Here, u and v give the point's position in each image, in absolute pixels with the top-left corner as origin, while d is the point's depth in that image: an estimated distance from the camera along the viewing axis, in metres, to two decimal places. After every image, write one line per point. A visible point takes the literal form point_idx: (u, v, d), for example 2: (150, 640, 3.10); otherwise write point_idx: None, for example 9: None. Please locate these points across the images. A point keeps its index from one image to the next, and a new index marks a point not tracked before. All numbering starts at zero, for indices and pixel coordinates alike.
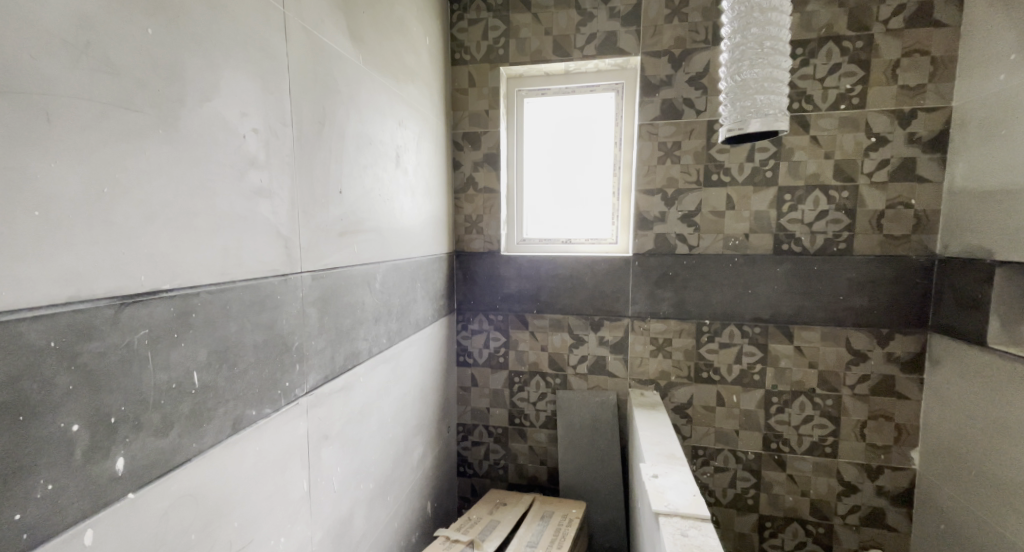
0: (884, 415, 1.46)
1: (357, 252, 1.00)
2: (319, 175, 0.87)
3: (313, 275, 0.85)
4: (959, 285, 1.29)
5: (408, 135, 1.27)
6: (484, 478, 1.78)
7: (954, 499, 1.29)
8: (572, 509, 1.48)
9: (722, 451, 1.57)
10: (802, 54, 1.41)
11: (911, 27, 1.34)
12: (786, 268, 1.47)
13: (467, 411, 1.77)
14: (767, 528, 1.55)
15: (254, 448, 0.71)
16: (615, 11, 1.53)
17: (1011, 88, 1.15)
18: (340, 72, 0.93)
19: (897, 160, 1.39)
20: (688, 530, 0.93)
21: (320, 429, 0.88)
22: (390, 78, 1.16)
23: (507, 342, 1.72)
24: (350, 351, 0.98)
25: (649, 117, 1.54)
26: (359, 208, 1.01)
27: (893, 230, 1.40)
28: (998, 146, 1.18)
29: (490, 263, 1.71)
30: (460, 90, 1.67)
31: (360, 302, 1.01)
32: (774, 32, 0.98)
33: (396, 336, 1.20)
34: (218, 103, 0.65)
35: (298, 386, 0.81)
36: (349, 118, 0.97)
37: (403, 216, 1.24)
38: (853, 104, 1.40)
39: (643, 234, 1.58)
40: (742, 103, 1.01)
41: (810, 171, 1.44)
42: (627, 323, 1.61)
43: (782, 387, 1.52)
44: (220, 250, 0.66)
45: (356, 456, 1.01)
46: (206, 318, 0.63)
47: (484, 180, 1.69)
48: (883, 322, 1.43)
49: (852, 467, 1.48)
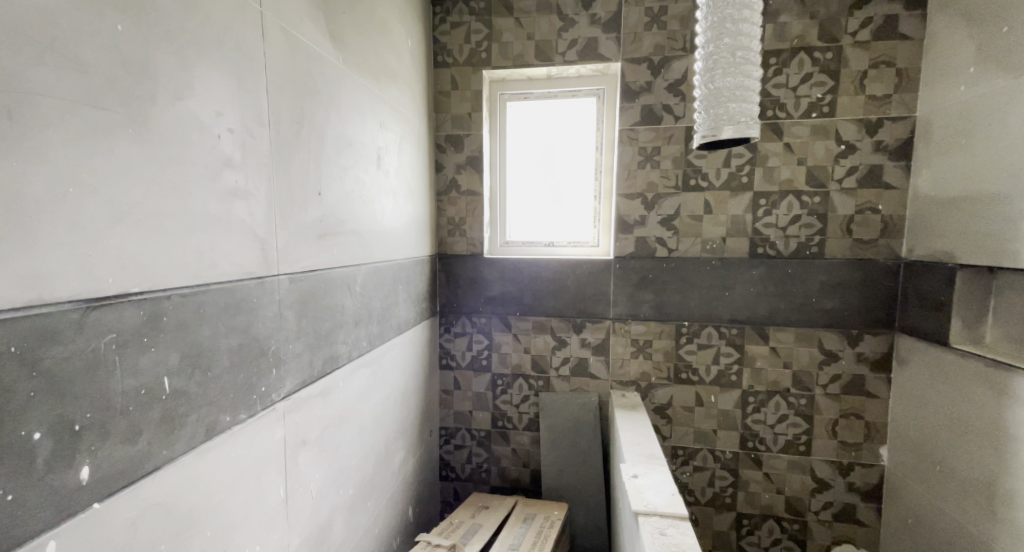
0: (855, 413, 1.50)
1: (336, 255, 0.99)
2: (297, 176, 0.86)
3: (291, 277, 0.84)
4: (923, 287, 1.34)
5: (389, 137, 1.27)
6: (467, 482, 1.77)
7: (921, 494, 1.33)
8: (554, 511, 1.49)
9: (701, 450, 1.60)
10: (776, 63, 1.45)
11: (878, 39, 1.40)
12: (762, 271, 1.51)
13: (449, 415, 1.77)
14: (744, 526, 1.58)
15: (228, 454, 0.70)
16: (597, 17, 1.55)
17: (971, 98, 1.21)
18: (320, 73, 0.93)
19: (865, 167, 1.44)
20: (667, 529, 0.94)
21: (297, 434, 0.86)
22: (372, 80, 1.15)
23: (490, 344, 1.72)
24: (330, 355, 0.96)
25: (629, 123, 1.56)
26: (338, 210, 1.00)
27: (862, 234, 1.45)
28: (960, 154, 1.24)
29: (473, 265, 1.70)
30: (443, 92, 1.66)
31: (340, 305, 1.00)
32: (746, 42, 1.01)
33: (377, 340, 1.19)
34: (192, 102, 0.64)
35: (275, 391, 0.80)
36: (329, 119, 0.96)
37: (384, 218, 1.24)
38: (824, 112, 1.44)
39: (624, 238, 1.60)
40: (715, 111, 1.04)
41: (784, 176, 1.48)
42: (609, 325, 1.63)
43: (758, 387, 1.55)
44: (194, 252, 0.64)
45: (335, 462, 0.99)
46: (178, 322, 0.62)
47: (467, 183, 1.69)
48: (854, 323, 1.47)
49: (825, 465, 1.53)
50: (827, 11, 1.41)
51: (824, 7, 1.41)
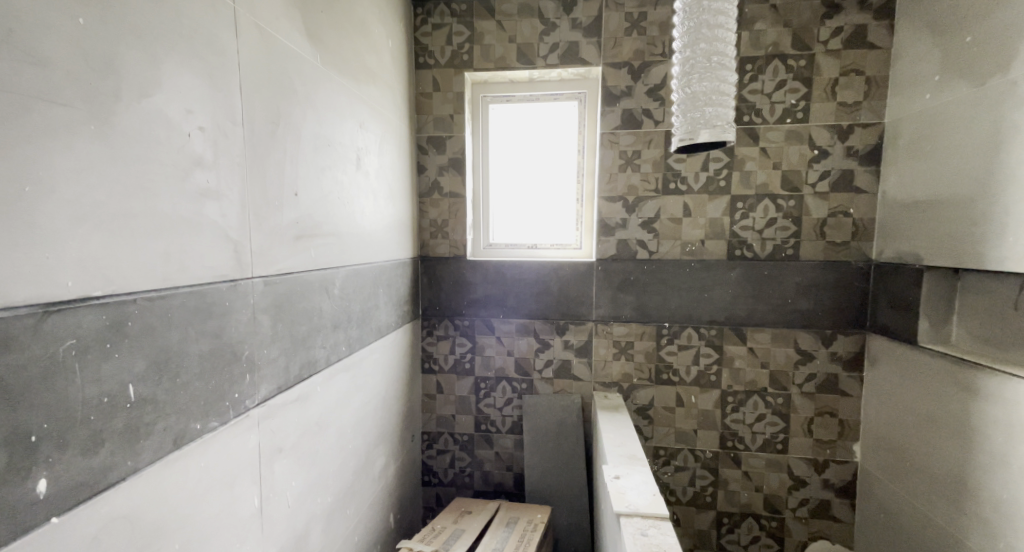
0: (829, 411, 1.54)
1: (313, 257, 0.97)
2: (272, 176, 0.84)
3: (265, 281, 0.82)
4: (893, 288, 1.39)
5: (369, 137, 1.25)
6: (449, 487, 1.76)
7: (893, 489, 1.37)
8: (537, 514, 1.48)
9: (682, 450, 1.62)
10: (752, 70, 1.49)
11: (849, 48, 1.44)
12: (740, 273, 1.54)
13: (431, 419, 1.75)
14: (724, 524, 1.60)
15: (199, 464, 0.68)
16: (578, 21, 1.56)
17: (935, 106, 1.25)
18: (297, 71, 0.91)
19: (838, 171, 1.48)
20: (648, 529, 0.95)
21: (272, 442, 0.84)
22: (351, 80, 1.14)
23: (472, 347, 1.71)
24: (307, 360, 0.94)
25: (610, 126, 1.58)
26: (316, 211, 0.98)
27: (835, 237, 1.49)
28: (926, 160, 1.28)
29: (455, 268, 1.69)
30: (424, 93, 1.65)
31: (318, 309, 0.98)
32: (721, 48, 1.03)
33: (356, 344, 1.17)
34: (159, 99, 0.62)
35: (248, 397, 0.78)
36: (305, 119, 0.94)
37: (364, 220, 1.22)
38: (798, 118, 1.48)
39: (606, 240, 1.61)
40: (691, 115, 1.06)
41: (760, 180, 1.52)
42: (591, 327, 1.64)
43: (736, 387, 1.58)
44: (162, 254, 0.62)
45: (313, 469, 0.97)
46: (144, 327, 0.59)
47: (449, 185, 1.68)
48: (828, 323, 1.51)
49: (801, 462, 1.56)
50: (800, 19, 1.45)
51: (798, 16, 1.45)
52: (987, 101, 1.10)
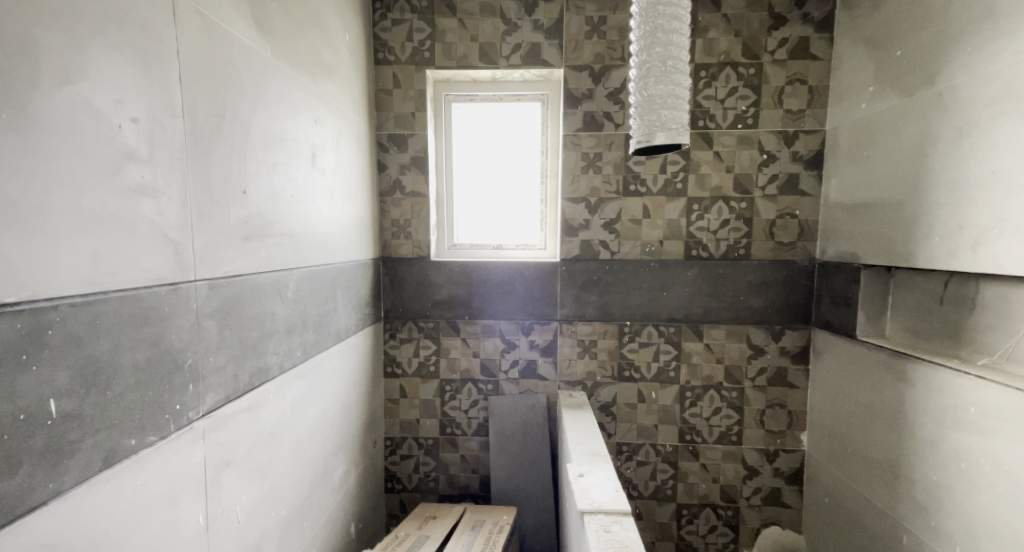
0: (779, 403, 1.62)
1: (264, 258, 0.92)
2: (217, 173, 0.79)
3: (210, 283, 0.77)
4: (834, 286, 1.47)
5: (325, 134, 1.20)
6: (414, 492, 1.72)
7: (837, 475, 1.45)
8: (502, 516, 1.48)
9: (644, 445, 1.65)
10: (706, 76, 1.54)
11: (794, 58, 1.52)
12: (697, 272, 1.59)
13: (395, 424, 1.71)
14: (684, 516, 1.65)
15: (135, 483, 0.63)
16: (539, 23, 1.56)
17: (870, 115, 1.34)
18: (244, 63, 0.86)
19: (785, 175, 1.55)
20: (611, 526, 0.96)
21: (219, 454, 0.79)
22: (305, 74, 1.09)
23: (437, 349, 1.68)
24: (258, 367, 0.90)
25: (572, 128, 1.59)
26: (267, 210, 0.93)
27: (783, 237, 1.57)
28: (862, 165, 1.37)
29: (418, 269, 1.66)
30: (384, 90, 1.61)
31: (269, 313, 0.93)
32: (675, 52, 1.06)
33: (313, 349, 1.13)
34: (86, 87, 0.57)
35: (192, 408, 0.73)
36: (254, 113, 0.89)
37: (320, 219, 1.17)
38: (748, 123, 1.55)
39: (570, 240, 1.63)
40: (649, 117, 1.08)
41: (714, 183, 1.57)
42: (556, 326, 1.65)
43: (694, 382, 1.63)
44: (89, 256, 0.57)
45: (265, 481, 0.92)
46: (68, 336, 0.55)
47: (411, 184, 1.65)
48: (777, 320, 1.59)
49: (754, 453, 1.63)
50: (749, 30, 1.52)
51: (747, 26, 1.52)
52: (915, 111, 1.18)
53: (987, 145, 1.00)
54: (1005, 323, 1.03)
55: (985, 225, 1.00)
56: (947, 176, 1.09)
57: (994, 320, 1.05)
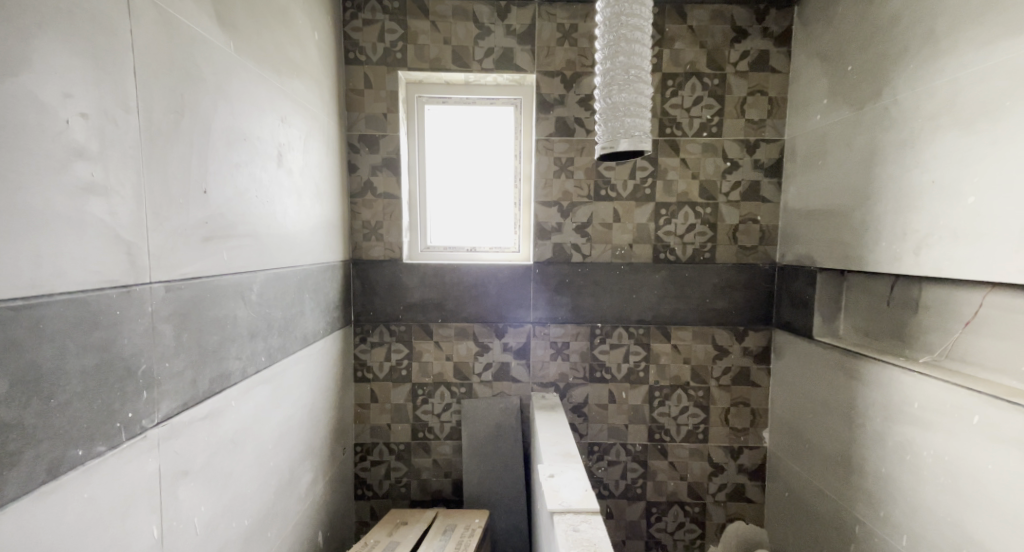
0: (743, 401, 1.67)
1: (226, 260, 0.89)
2: (175, 171, 0.76)
3: (166, 286, 0.74)
4: (792, 288, 1.54)
5: (292, 133, 1.18)
6: (385, 499, 1.70)
7: (796, 470, 1.51)
8: (475, 519, 1.47)
9: (614, 445, 1.68)
10: (673, 85, 1.59)
11: (754, 70, 1.58)
12: (665, 275, 1.63)
13: (365, 429, 1.68)
14: (653, 513, 1.69)
15: (82, 496, 0.60)
16: (512, 28, 1.58)
17: (824, 126, 1.41)
18: (205, 58, 0.84)
19: (747, 182, 1.62)
20: (579, 525, 0.97)
21: (175, 464, 0.76)
22: (270, 71, 1.07)
23: (409, 353, 1.67)
24: (219, 372, 0.87)
25: (545, 133, 1.61)
26: (229, 210, 0.90)
27: (746, 241, 1.63)
28: (818, 173, 1.44)
29: (390, 271, 1.64)
30: (355, 90, 1.59)
31: (231, 316, 0.90)
32: (638, 61, 1.09)
33: (278, 353, 1.10)
34: (29, 80, 0.55)
35: (145, 416, 0.70)
36: (216, 110, 0.87)
37: (287, 220, 1.14)
38: (712, 131, 1.60)
39: (542, 243, 1.64)
40: (613, 124, 1.10)
41: (681, 189, 1.62)
42: (529, 329, 1.66)
43: (662, 381, 1.67)
44: (30, 258, 0.55)
45: (226, 490, 0.89)
46: (8, 342, 0.52)
47: (383, 186, 1.63)
48: (741, 321, 1.65)
49: (719, 450, 1.68)
50: (713, 42, 1.58)
51: (712, 38, 1.57)
52: (865, 122, 1.25)
53: (927, 156, 1.07)
54: (945, 323, 1.10)
55: (926, 231, 1.07)
56: (893, 185, 1.16)
57: (935, 320, 1.12)
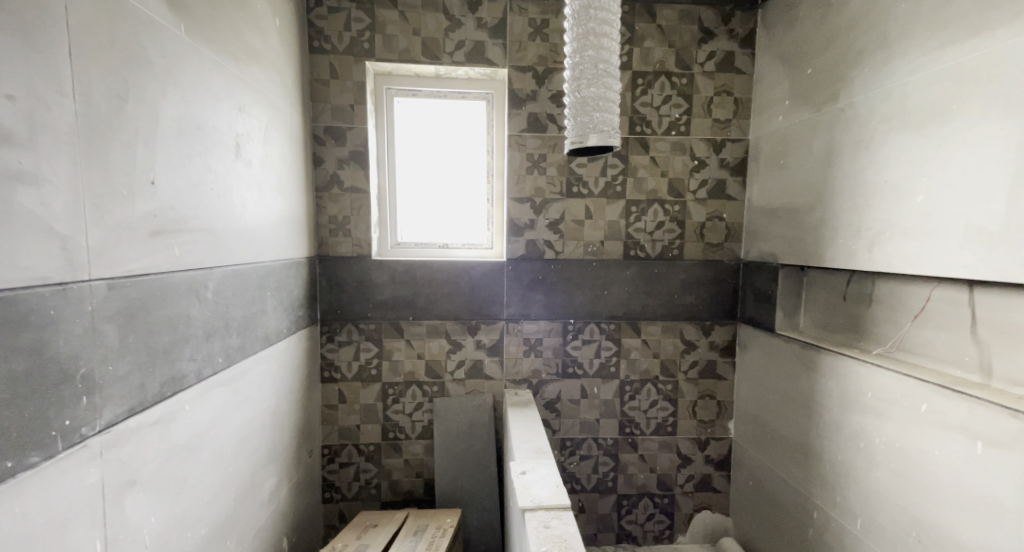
0: (710, 393, 1.71)
1: (178, 256, 0.84)
2: (117, 160, 0.71)
3: (109, 283, 0.69)
4: (756, 284, 1.58)
5: (251, 123, 1.12)
6: (354, 501, 1.66)
7: (760, 459, 1.56)
8: (447, 519, 1.46)
9: (586, 440, 1.70)
10: (643, 84, 1.60)
11: (721, 71, 1.61)
12: (635, 271, 1.65)
13: (334, 431, 1.63)
14: (624, 506, 1.71)
15: (8, 511, 0.56)
16: (483, 21, 1.56)
17: (786, 126, 1.45)
18: (152, 40, 0.78)
19: (714, 180, 1.65)
20: (551, 521, 0.97)
21: (122, 473, 0.71)
22: (227, 57, 1.01)
23: (379, 352, 1.63)
24: (171, 375, 0.82)
25: (517, 128, 1.60)
26: (181, 203, 0.85)
27: (712, 238, 1.67)
28: (780, 172, 1.48)
29: (358, 268, 1.60)
30: (320, 80, 1.54)
31: (184, 316, 0.85)
32: (606, 56, 1.09)
33: (237, 354, 1.04)
34: None
35: (86, 423, 0.66)
36: (165, 96, 0.81)
37: (246, 214, 1.09)
38: (681, 130, 1.63)
39: (515, 240, 1.63)
40: (581, 119, 1.10)
41: (651, 186, 1.64)
42: (502, 325, 1.65)
43: (633, 376, 1.69)
44: None
45: (181, 499, 0.85)
46: None
47: (351, 179, 1.58)
48: (708, 316, 1.68)
49: (687, 442, 1.72)
50: (682, 41, 1.60)
51: (680, 38, 1.60)
52: (823, 123, 1.30)
53: (880, 157, 1.12)
54: (895, 316, 1.15)
55: (879, 228, 1.11)
56: (849, 185, 1.20)
57: (886, 313, 1.18)
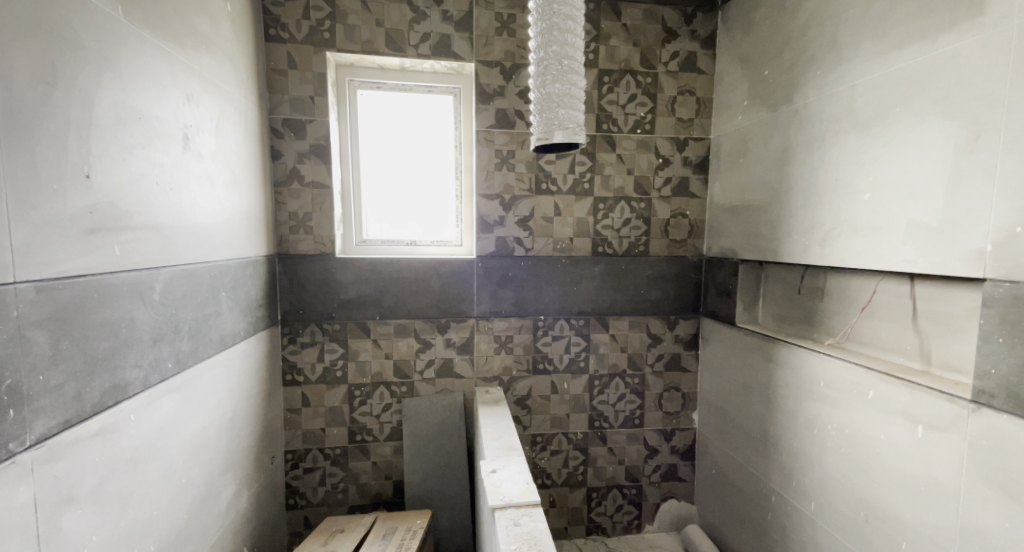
0: (675, 386, 1.76)
1: (119, 255, 0.78)
2: (43, 152, 0.66)
3: (38, 286, 0.64)
4: (718, 278, 1.63)
5: (201, 114, 1.06)
6: (320, 506, 1.61)
7: (722, 448, 1.61)
8: (417, 520, 1.43)
9: (557, 434, 1.71)
10: (609, 82, 1.62)
11: (684, 70, 1.65)
12: (603, 268, 1.67)
13: (297, 435, 1.58)
14: (594, 498, 1.74)
15: None
16: (449, 14, 1.53)
17: (745, 126, 1.50)
18: (84, 23, 0.73)
19: (678, 178, 1.69)
20: (520, 519, 0.97)
21: (59, 489, 0.67)
22: (172, 42, 0.95)
23: (344, 352, 1.58)
24: (113, 384, 0.76)
25: (485, 124, 1.58)
26: (121, 199, 0.79)
27: (677, 235, 1.70)
28: (740, 170, 1.52)
29: (321, 266, 1.54)
30: (278, 70, 1.47)
31: (127, 319, 0.80)
32: (570, 52, 1.09)
33: (189, 358, 0.99)
34: None
35: (12, 438, 0.61)
36: (100, 84, 0.75)
37: (196, 211, 1.03)
38: (646, 129, 1.65)
39: (484, 237, 1.62)
40: (547, 115, 1.10)
41: (617, 184, 1.66)
42: (472, 323, 1.63)
43: (602, 370, 1.71)
44: None
45: (128, 513, 0.80)
46: None
47: (312, 175, 1.53)
48: (673, 310, 1.72)
49: (654, 433, 1.75)
50: (646, 40, 1.62)
51: (644, 37, 1.62)
52: (779, 123, 1.34)
53: (832, 157, 1.16)
54: (845, 308, 1.21)
55: (830, 224, 1.17)
56: (804, 183, 1.25)
57: (837, 305, 1.23)
